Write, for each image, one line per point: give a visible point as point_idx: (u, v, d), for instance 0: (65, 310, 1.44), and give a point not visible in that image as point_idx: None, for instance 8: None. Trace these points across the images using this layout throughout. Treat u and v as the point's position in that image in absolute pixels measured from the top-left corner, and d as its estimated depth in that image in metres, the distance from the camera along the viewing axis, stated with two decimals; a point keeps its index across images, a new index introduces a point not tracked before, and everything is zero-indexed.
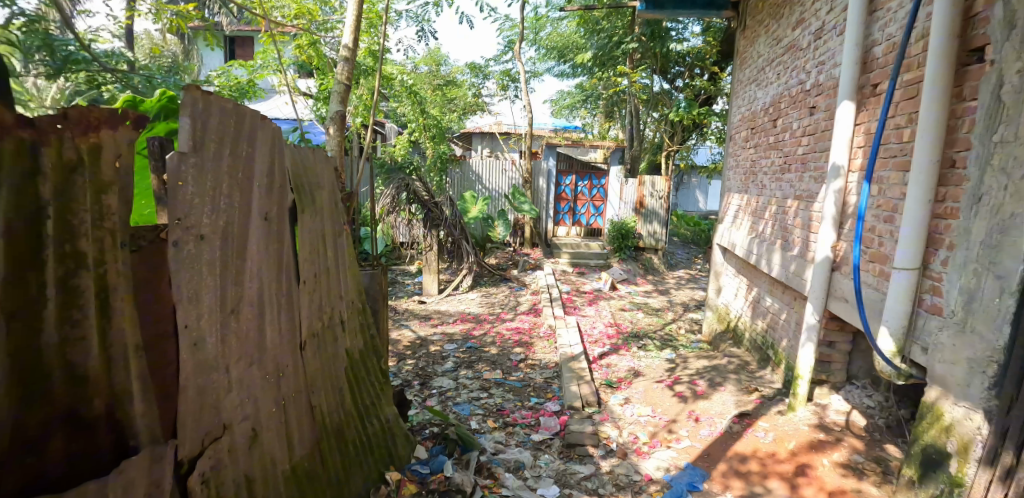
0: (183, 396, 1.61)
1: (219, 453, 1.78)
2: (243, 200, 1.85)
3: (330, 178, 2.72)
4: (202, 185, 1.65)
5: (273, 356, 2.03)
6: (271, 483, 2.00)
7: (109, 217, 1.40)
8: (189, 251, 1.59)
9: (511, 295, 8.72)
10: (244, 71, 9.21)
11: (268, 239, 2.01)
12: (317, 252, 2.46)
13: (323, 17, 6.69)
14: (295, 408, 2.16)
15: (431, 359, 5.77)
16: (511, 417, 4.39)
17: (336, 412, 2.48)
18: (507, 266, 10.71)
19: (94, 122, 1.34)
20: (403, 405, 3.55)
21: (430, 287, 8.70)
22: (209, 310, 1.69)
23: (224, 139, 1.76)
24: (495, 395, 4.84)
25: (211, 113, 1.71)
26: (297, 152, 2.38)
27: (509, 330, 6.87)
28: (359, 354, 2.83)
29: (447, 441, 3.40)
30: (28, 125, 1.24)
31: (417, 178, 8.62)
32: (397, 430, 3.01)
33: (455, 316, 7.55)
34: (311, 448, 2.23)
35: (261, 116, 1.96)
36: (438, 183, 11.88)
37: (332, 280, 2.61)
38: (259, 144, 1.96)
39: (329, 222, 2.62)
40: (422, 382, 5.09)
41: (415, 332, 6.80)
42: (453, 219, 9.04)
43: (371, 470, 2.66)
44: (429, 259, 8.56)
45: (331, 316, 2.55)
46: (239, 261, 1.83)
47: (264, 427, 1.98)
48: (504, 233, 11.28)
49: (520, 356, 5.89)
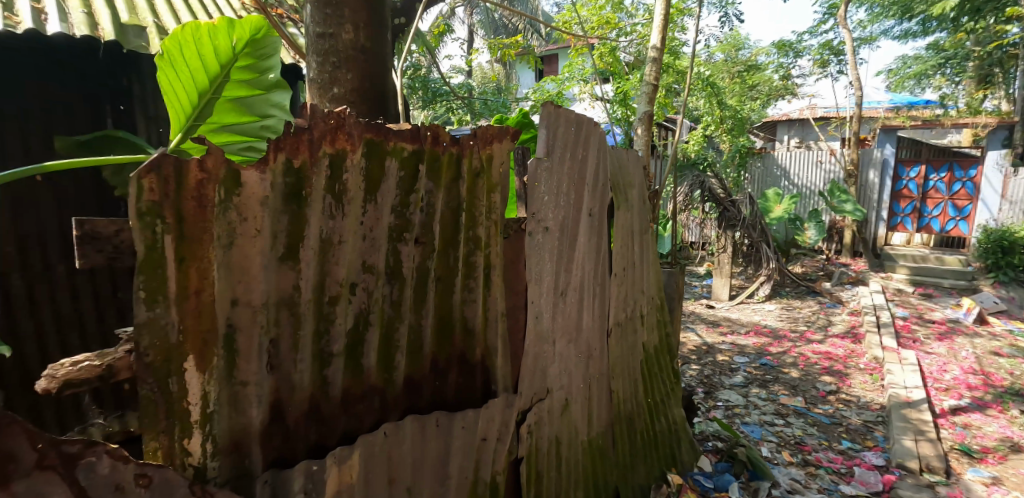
0: (526, 360, 1.92)
1: (541, 412, 2.00)
2: (576, 198, 2.14)
3: (641, 178, 2.87)
4: (550, 185, 1.98)
5: (587, 338, 2.26)
6: (575, 451, 2.21)
7: (495, 210, 1.75)
8: (537, 239, 1.94)
9: (820, 313, 7.51)
10: (554, 85, 10.27)
11: (590, 233, 2.27)
12: (627, 248, 2.64)
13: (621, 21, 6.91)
14: (598, 388, 2.36)
15: (719, 368, 5.43)
16: (814, 456, 3.57)
17: (630, 400, 2.62)
18: (816, 277, 9.24)
19: (490, 138, 1.71)
20: (690, 410, 3.44)
21: (720, 292, 8.14)
22: (545, 289, 2.00)
23: (567, 146, 2.07)
24: (793, 424, 4.11)
25: (560, 123, 2.02)
26: (617, 156, 2.59)
27: (816, 353, 5.94)
28: (654, 349, 2.93)
29: (734, 461, 3.09)
30: (453, 145, 1.59)
31: (714, 174, 8.04)
32: (682, 433, 3.02)
33: (748, 327, 6.92)
34: (604, 428, 2.40)
35: (595, 124, 2.21)
36: (734, 178, 11.30)
37: (637, 276, 2.76)
38: (590, 149, 2.23)
39: (638, 220, 2.77)
40: (707, 391, 4.76)
41: (702, 336, 6.54)
42: (752, 220, 8.22)
43: (654, 463, 2.74)
44: (721, 262, 8.06)
45: (633, 309, 2.70)
46: (569, 251, 2.12)
47: (575, 398, 2.19)
48: (815, 238, 9.68)
49: (830, 387, 4.95)
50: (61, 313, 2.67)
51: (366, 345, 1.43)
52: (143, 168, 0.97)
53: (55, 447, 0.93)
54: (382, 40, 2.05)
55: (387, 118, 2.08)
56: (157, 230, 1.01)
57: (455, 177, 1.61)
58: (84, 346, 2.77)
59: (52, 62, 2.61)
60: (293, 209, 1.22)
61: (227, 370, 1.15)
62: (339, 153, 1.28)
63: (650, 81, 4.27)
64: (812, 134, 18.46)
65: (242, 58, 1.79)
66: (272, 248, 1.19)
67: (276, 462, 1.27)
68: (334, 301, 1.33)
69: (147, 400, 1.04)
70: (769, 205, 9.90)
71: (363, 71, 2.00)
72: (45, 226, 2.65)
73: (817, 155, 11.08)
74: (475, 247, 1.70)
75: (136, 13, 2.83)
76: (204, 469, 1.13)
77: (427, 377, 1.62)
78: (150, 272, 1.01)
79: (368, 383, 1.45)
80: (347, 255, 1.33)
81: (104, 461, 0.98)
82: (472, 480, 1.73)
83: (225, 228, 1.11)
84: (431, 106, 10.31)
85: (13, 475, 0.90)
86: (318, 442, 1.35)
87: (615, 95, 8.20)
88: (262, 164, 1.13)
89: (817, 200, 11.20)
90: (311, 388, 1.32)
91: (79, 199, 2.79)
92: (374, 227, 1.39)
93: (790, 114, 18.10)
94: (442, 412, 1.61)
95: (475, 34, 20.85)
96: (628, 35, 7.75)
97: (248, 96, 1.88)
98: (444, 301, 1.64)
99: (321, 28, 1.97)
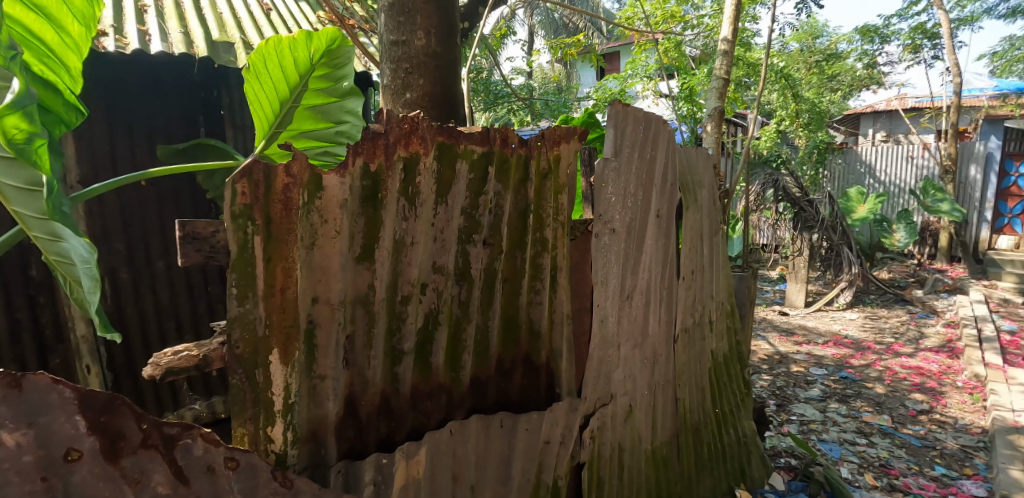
0: (590, 364, 1.89)
1: (604, 418, 1.97)
2: (644, 199, 2.09)
3: (710, 177, 2.76)
4: (618, 186, 1.94)
5: (653, 343, 2.20)
6: (638, 459, 2.15)
7: (562, 211, 1.74)
8: (604, 241, 1.91)
9: (910, 324, 6.92)
10: (616, 83, 10.08)
11: (658, 234, 2.21)
12: (696, 251, 2.55)
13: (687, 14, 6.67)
14: (663, 396, 2.29)
15: (793, 380, 5.13)
16: (902, 481, 3.29)
17: (697, 410, 2.53)
18: (906, 284, 8.52)
19: (558, 139, 1.70)
20: (761, 424, 3.28)
21: (795, 298, 7.71)
22: (611, 292, 1.96)
23: (635, 146, 2.03)
24: (877, 444, 3.81)
25: (628, 122, 1.98)
26: (686, 155, 2.51)
27: (905, 368, 5.47)
28: (723, 357, 2.81)
29: (810, 482, 2.83)
30: (521, 146, 1.59)
31: (788, 172, 7.47)
32: (752, 446, 2.89)
33: (827, 337, 6.48)
34: (669, 437, 2.33)
35: (665, 122, 2.15)
36: (812, 176, 10.73)
37: (706, 280, 2.66)
38: (658, 148, 2.18)
39: (707, 221, 2.67)
40: (780, 404, 4.53)
41: (774, 345, 6.22)
42: (832, 221, 7.68)
43: (722, 477, 2.64)
44: (797, 266, 7.61)
45: (702, 314, 2.60)
46: (636, 254, 2.07)
47: (639, 404, 2.14)
48: (905, 241, 8.97)
49: (921, 406, 4.55)
50: (161, 306, 2.92)
51: (434, 344, 1.47)
52: (237, 173, 1.04)
53: (157, 428, 1.01)
54: (453, 44, 2.09)
55: (457, 121, 2.12)
56: (248, 232, 1.08)
57: (524, 178, 1.62)
58: (180, 336, 3.01)
59: (155, 78, 2.86)
60: (369, 211, 1.27)
61: (307, 363, 1.21)
62: (412, 156, 1.32)
63: (721, 75, 4.06)
64: (901, 127, 17.03)
65: (319, 69, 1.89)
66: (350, 248, 1.24)
67: (349, 454, 1.32)
68: (406, 300, 1.38)
69: (237, 389, 1.11)
70: (851, 205, 9.22)
71: (434, 75, 2.06)
72: (148, 225, 2.85)
73: (908, 149, 10.22)
74: (542, 249, 1.70)
75: (225, 30, 3.05)
76: (285, 456, 1.19)
77: (492, 377, 1.64)
78: (242, 270, 1.08)
79: (436, 382, 1.48)
80: (418, 256, 1.38)
81: (198, 444, 1.06)
82: (535, 482, 1.72)
83: (308, 229, 1.17)
84: (493, 108, 10.44)
85: (123, 452, 0.99)
86: (388, 436, 1.40)
87: (680, 91, 7.91)
88: (342, 168, 1.19)
89: (907, 200, 10.37)
90: (382, 383, 1.37)
91: (176, 199, 2.95)
92: (444, 229, 1.43)
93: (876, 107, 16.79)
94: (506, 413, 1.62)
95: (535, 35, 20.90)
96: (693, 29, 7.48)
97: (324, 104, 1.98)
98: (510, 302, 1.66)
99: (395, 36, 2.03)
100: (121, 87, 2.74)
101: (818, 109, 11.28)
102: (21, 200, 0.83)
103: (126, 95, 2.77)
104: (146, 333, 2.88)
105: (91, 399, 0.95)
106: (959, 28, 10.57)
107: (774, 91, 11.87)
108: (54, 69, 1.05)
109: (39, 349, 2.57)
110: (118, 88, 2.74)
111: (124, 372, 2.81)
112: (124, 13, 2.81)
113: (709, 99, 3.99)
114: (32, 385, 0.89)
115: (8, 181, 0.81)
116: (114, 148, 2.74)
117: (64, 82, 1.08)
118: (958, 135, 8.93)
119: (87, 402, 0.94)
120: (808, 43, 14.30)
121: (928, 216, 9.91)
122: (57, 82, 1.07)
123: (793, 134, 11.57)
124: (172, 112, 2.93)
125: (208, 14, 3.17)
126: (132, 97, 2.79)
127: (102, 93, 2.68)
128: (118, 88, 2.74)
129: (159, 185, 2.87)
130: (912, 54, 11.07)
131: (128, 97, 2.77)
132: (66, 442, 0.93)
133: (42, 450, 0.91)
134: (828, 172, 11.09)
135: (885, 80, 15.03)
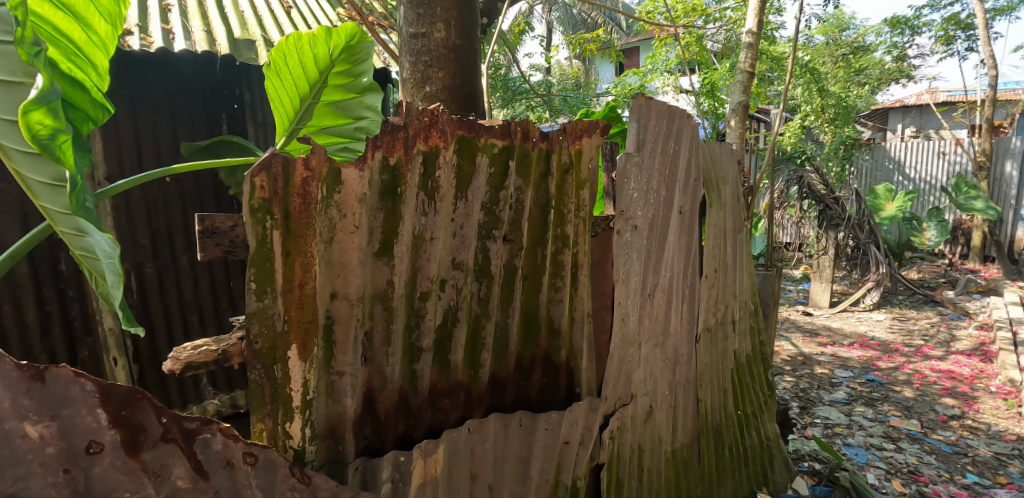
0: (610, 363, 1.86)
1: (624, 418, 1.93)
2: (667, 195, 2.05)
3: (734, 172, 2.69)
4: (640, 181, 1.90)
5: (675, 342, 2.15)
6: (658, 460, 2.11)
7: (583, 208, 1.71)
8: (626, 238, 1.87)
9: (940, 326, 6.71)
10: (636, 79, 9.98)
11: (680, 231, 2.16)
12: (720, 248, 2.49)
13: (709, 5, 6.52)
14: (684, 396, 2.24)
15: (817, 382, 5.02)
16: (931, 488, 3.18)
17: (718, 411, 2.47)
18: (936, 285, 8.28)
19: (579, 133, 1.66)
20: (784, 426, 3.21)
21: (820, 298, 7.55)
22: (633, 289, 1.92)
23: (658, 140, 1.98)
24: (905, 450, 3.70)
25: (651, 116, 1.93)
26: (710, 151, 2.45)
27: (935, 372, 5.31)
28: (746, 357, 2.74)
29: (835, 487, 2.74)
30: (542, 140, 1.57)
31: (814, 169, 7.28)
32: (775, 450, 2.82)
33: (852, 339, 6.32)
34: (690, 438, 2.29)
35: (690, 116, 2.10)
36: (838, 172, 10.44)
37: (729, 278, 2.59)
38: (682, 143, 2.13)
39: (731, 218, 2.60)
40: (804, 406, 4.43)
41: (798, 346, 6.09)
42: (859, 219, 7.47)
43: (743, 480, 2.58)
44: (822, 265, 7.43)
45: (724, 313, 2.54)
46: (659, 250, 2.03)
47: (659, 405, 2.10)
48: (936, 240, 8.65)
49: (952, 411, 4.41)
50: (184, 301, 2.96)
51: (453, 342, 1.45)
52: (255, 167, 1.03)
53: (177, 422, 1.01)
54: (472, 38, 2.07)
55: (477, 115, 2.10)
56: (267, 226, 1.07)
57: (545, 173, 1.59)
58: (203, 330, 3.06)
59: (179, 76, 2.89)
60: (388, 206, 1.25)
61: (326, 359, 1.21)
62: (432, 150, 1.31)
63: (745, 68, 3.97)
64: (932, 122, 16.62)
65: (338, 65, 1.89)
66: (370, 244, 1.24)
67: (367, 451, 1.31)
68: (425, 297, 1.36)
69: (256, 384, 1.11)
70: (879, 203, 8.98)
71: (454, 68, 2.04)
72: (172, 220, 2.89)
73: (939, 144, 9.91)
74: (563, 246, 1.67)
75: (247, 28, 3.06)
76: (303, 452, 1.19)
77: (512, 376, 1.62)
78: (261, 265, 1.08)
79: (454, 379, 1.46)
80: (437, 252, 1.36)
81: (217, 438, 1.05)
82: (553, 483, 1.70)
83: (326, 223, 1.16)
84: (511, 105, 10.47)
85: (143, 445, 0.98)
86: (406, 434, 1.39)
87: (701, 87, 7.79)
88: (360, 162, 1.17)
89: (938, 197, 10.05)
90: (401, 381, 1.36)
91: (198, 195, 2.98)
92: (464, 225, 1.42)
93: (906, 101, 16.35)
94: (525, 412, 1.59)
95: (554, 31, 20.85)
96: (716, 22, 7.34)
97: (343, 100, 1.98)
98: (530, 300, 1.63)
99: (414, 28, 2.01)
100: (146, 84, 2.78)
101: (844, 104, 11.00)
102: (46, 195, 0.82)
103: (151, 93, 2.80)
104: (171, 326, 2.93)
105: (113, 392, 0.95)
106: (994, 18, 10.20)
107: (799, 86, 11.61)
108: (81, 67, 1.01)
109: (68, 341, 2.62)
110: (143, 86, 2.77)
111: (149, 365, 2.87)
112: (149, 12, 2.84)
113: (733, 94, 3.90)
114: (55, 378, 0.89)
115: (35, 178, 0.81)
116: (140, 146, 2.78)
117: (92, 80, 1.04)
118: (993, 129, 8.62)
119: (108, 395, 0.94)
120: (835, 36, 13.94)
121: (960, 215, 9.61)
122: (85, 80, 1.03)
123: (817, 130, 11.32)
124: (195, 110, 2.96)
125: (230, 12, 3.19)
126: (157, 95, 2.82)
127: (128, 91, 2.72)
128: (143, 86, 2.77)
129: (182, 181, 2.91)
130: (944, 46, 10.70)
131: (153, 95, 2.81)
132: (87, 434, 0.93)
133: (64, 442, 0.92)
134: (854, 169, 10.83)
135: (915, 73, 14.61)
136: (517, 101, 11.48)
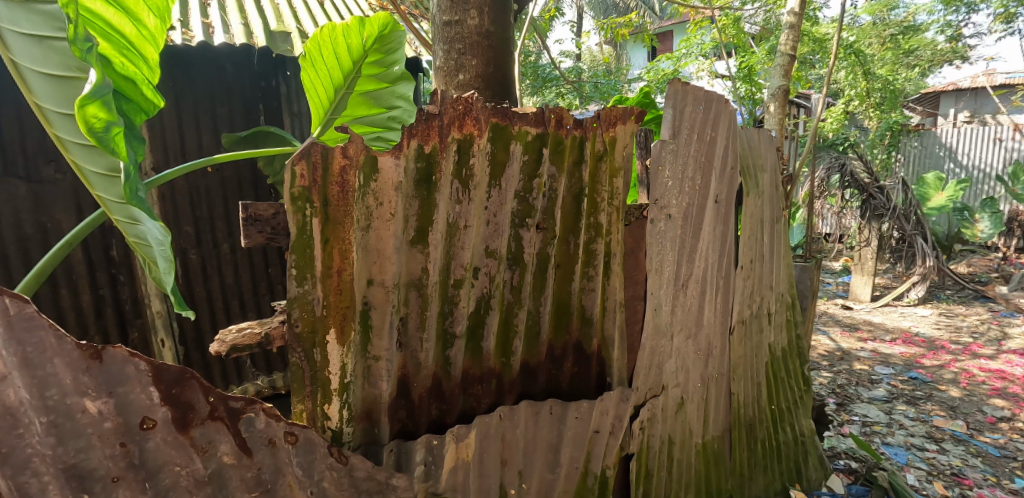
0: (642, 354, 1.84)
1: (655, 409, 1.92)
2: (704, 183, 2.01)
3: (773, 160, 2.60)
4: (675, 169, 1.87)
5: (708, 333, 2.12)
6: (688, 452, 2.10)
7: (617, 196, 1.68)
8: (659, 227, 1.85)
9: (990, 323, 6.42)
10: (670, 65, 9.75)
11: (716, 220, 2.12)
12: (756, 238, 2.42)
13: None
14: (716, 388, 2.21)
15: (856, 379, 4.87)
16: (976, 491, 3.06)
17: (752, 405, 2.42)
18: (988, 280, 7.92)
19: (614, 120, 1.64)
20: (821, 422, 3.14)
21: (861, 292, 7.34)
22: (666, 278, 1.90)
23: (694, 126, 1.94)
24: (949, 451, 3.56)
25: (687, 103, 1.89)
26: (748, 138, 2.37)
27: (984, 371, 5.08)
28: (782, 351, 2.68)
29: (873, 487, 2.68)
30: (576, 128, 1.56)
31: (858, 155, 6.82)
32: (809, 447, 2.76)
33: (895, 334, 6.11)
34: (721, 430, 2.25)
35: (727, 102, 2.04)
36: (883, 159, 9.94)
37: (765, 270, 2.53)
38: (719, 130, 2.08)
39: (769, 208, 2.53)
40: (840, 403, 4.33)
41: (836, 341, 5.93)
42: (905, 209, 7.16)
43: (776, 477, 2.53)
44: (864, 257, 7.20)
45: (760, 305, 2.48)
46: (693, 239, 1.99)
47: (690, 397, 2.07)
48: (989, 232, 8.39)
49: (1002, 413, 4.21)
50: (226, 286, 3.08)
51: (486, 329, 1.46)
52: (295, 155, 1.06)
53: (223, 401, 1.05)
54: (506, 25, 2.06)
55: (509, 102, 2.10)
56: (307, 214, 1.10)
57: (578, 160, 1.58)
58: (243, 314, 3.18)
59: (219, 69, 2.97)
60: (423, 194, 1.27)
61: (362, 344, 1.24)
62: (466, 138, 1.32)
63: (786, 52, 3.81)
64: (988, 106, 16.02)
65: (371, 54, 1.90)
66: (405, 231, 1.25)
67: (401, 434, 1.35)
68: (458, 284, 1.38)
69: (296, 366, 1.15)
70: (927, 192, 8.63)
71: (487, 55, 2.03)
72: (214, 209, 2.99)
73: (995, 131, 9.46)
74: (596, 235, 1.65)
75: (281, 20, 3.10)
76: (341, 433, 1.23)
77: (543, 364, 1.63)
78: (301, 251, 1.11)
79: (486, 366, 1.48)
80: (471, 240, 1.37)
81: (260, 418, 1.09)
82: (582, 471, 1.70)
83: (364, 211, 1.18)
84: (540, 92, 10.51)
85: (192, 422, 1.03)
86: (439, 418, 1.42)
87: (738, 71, 7.48)
88: (397, 150, 1.19)
89: (992, 186, 9.64)
90: (434, 366, 1.38)
91: (238, 183, 3.07)
92: (498, 212, 1.42)
93: (959, 84, 15.68)
94: (555, 401, 1.60)
95: (585, 16, 20.65)
96: (756, 4, 6.96)
97: (376, 90, 2.01)
98: (563, 289, 1.63)
99: (447, 16, 2.02)
100: (188, 78, 2.87)
101: (891, 88, 10.37)
102: (103, 185, 0.88)
103: (192, 85, 2.89)
104: (214, 311, 3.05)
105: (165, 372, 0.99)
106: None
107: (843, 68, 11.05)
108: (133, 61, 1.03)
109: (120, 322, 2.75)
110: (185, 78, 2.86)
111: (193, 347, 2.99)
112: (189, 7, 2.90)
113: (773, 78, 3.77)
114: (112, 358, 0.94)
115: (91, 168, 0.86)
116: (183, 137, 2.89)
117: (142, 74, 1.06)
118: None
119: (160, 375, 0.98)
120: (883, 15, 13.27)
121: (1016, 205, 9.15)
122: (136, 75, 1.05)
123: (863, 115, 10.83)
124: (234, 101, 3.04)
125: (266, 5, 3.24)
126: (198, 87, 2.91)
127: (172, 84, 2.82)
128: (185, 79, 2.87)
129: (223, 171, 3.00)
130: (1004, 24, 10.09)
131: (194, 87, 2.90)
132: (141, 411, 0.98)
133: (121, 418, 0.96)
134: (902, 157, 10.38)
135: (970, 54, 13.89)
136: (548, 90, 11.47)
